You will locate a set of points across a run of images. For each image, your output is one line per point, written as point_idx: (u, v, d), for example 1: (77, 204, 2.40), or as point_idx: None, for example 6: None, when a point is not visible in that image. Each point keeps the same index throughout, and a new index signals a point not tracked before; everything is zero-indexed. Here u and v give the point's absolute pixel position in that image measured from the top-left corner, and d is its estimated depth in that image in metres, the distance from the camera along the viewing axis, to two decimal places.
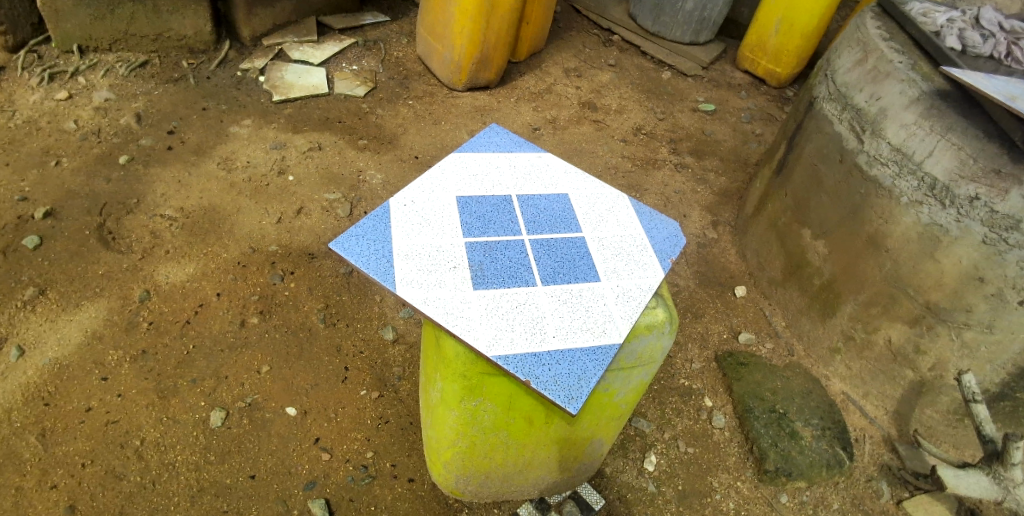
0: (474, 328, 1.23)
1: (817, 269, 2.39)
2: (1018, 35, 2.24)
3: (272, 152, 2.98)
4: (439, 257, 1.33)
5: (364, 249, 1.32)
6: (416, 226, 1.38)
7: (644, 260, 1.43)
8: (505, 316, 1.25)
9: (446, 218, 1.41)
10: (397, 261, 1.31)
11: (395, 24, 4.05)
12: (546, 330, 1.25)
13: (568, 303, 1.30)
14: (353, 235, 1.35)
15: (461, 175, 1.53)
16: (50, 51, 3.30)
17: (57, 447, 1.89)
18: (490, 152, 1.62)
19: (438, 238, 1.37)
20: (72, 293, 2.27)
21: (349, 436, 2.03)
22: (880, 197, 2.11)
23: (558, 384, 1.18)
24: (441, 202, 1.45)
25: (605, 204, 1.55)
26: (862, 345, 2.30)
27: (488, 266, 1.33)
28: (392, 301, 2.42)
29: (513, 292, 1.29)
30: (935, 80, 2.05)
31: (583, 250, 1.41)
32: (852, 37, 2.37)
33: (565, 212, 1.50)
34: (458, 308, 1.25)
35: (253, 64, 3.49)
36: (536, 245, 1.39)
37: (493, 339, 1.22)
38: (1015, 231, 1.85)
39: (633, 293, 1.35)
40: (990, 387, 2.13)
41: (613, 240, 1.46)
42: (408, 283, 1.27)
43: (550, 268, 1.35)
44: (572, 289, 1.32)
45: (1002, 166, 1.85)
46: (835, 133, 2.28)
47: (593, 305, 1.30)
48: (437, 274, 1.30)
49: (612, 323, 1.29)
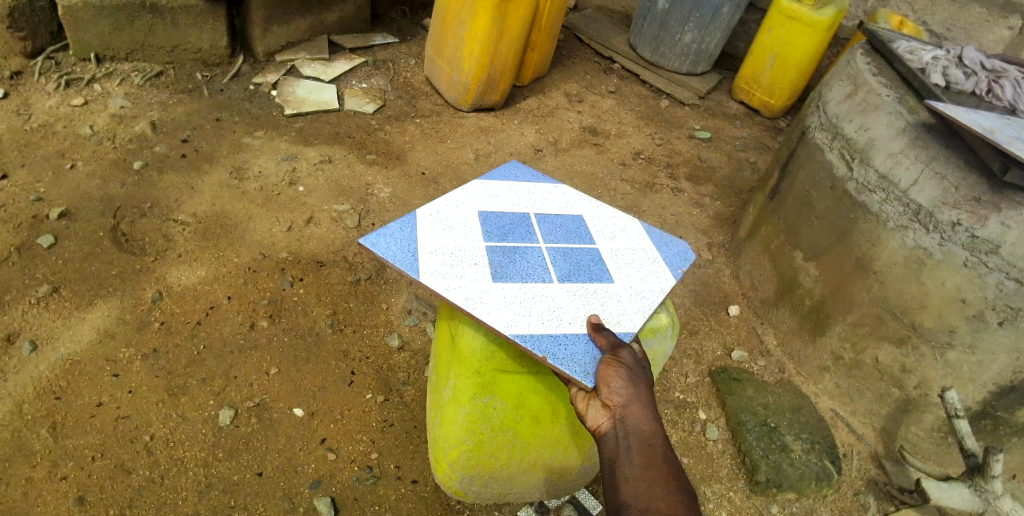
0: (493, 312, 1.31)
1: (807, 289, 2.49)
2: (998, 74, 2.41)
3: (283, 164, 3.07)
4: (461, 255, 1.41)
5: (390, 246, 1.40)
6: (439, 229, 1.47)
7: (656, 268, 1.52)
8: (524, 304, 1.34)
9: (468, 226, 1.50)
10: (421, 256, 1.39)
11: (404, 46, 4.19)
12: (563, 317, 1.33)
13: (583, 298, 1.39)
14: (380, 234, 1.43)
15: (482, 194, 1.63)
16: (68, 58, 3.40)
17: (68, 439, 1.93)
18: (510, 179, 1.72)
19: (461, 241, 1.45)
20: (85, 292, 2.33)
21: (354, 437, 2.08)
22: (868, 222, 2.23)
23: (575, 361, 1.26)
24: (463, 213, 1.54)
25: (617, 224, 1.65)
26: (850, 364, 2.39)
27: (507, 265, 1.42)
28: (397, 309, 2.50)
29: (531, 287, 1.38)
30: (919, 113, 2.18)
31: (597, 258, 1.51)
32: (842, 71, 2.51)
33: (579, 228, 1.60)
34: (479, 295, 1.33)
35: (266, 79, 3.60)
36: (553, 252, 1.49)
37: (511, 321, 1.30)
38: (994, 255, 1.97)
39: (645, 294, 1.44)
40: (973, 405, 2.21)
41: (626, 251, 1.55)
42: (431, 273, 1.35)
43: (565, 270, 1.45)
44: (587, 287, 1.41)
45: (981, 194, 1.97)
46: (826, 160, 2.41)
47: (607, 301, 1.39)
48: (458, 268, 1.38)
49: (626, 317, 1.37)
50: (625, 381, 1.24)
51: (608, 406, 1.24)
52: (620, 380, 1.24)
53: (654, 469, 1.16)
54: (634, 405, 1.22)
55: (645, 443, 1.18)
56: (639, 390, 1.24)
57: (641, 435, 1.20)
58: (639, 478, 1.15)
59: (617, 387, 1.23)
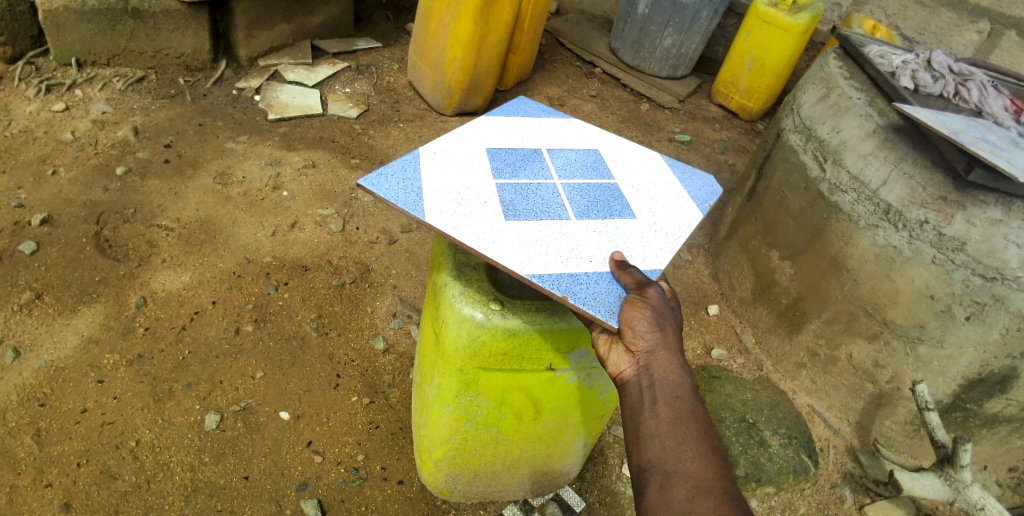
0: (507, 252, 1.28)
1: (784, 288, 2.55)
2: (964, 77, 2.49)
3: (267, 169, 3.08)
4: (469, 197, 1.39)
5: (392, 187, 1.35)
6: (445, 167, 1.46)
7: (681, 203, 1.56)
8: (539, 244, 1.32)
9: (475, 169, 1.48)
10: (427, 197, 1.35)
11: (387, 51, 4.21)
12: (581, 256, 1.32)
13: (602, 237, 1.38)
14: (382, 175, 1.38)
15: (491, 132, 1.64)
16: (48, 63, 3.39)
17: (53, 446, 1.93)
18: (520, 117, 1.75)
19: (468, 184, 1.43)
20: (69, 298, 2.33)
21: (340, 439, 2.10)
22: (840, 221, 2.29)
23: (598, 300, 1.23)
24: (472, 152, 1.55)
25: (632, 166, 1.66)
26: (826, 360, 2.45)
27: (518, 205, 1.40)
28: (382, 312, 2.52)
29: (547, 227, 1.36)
30: (889, 115, 2.25)
31: (615, 199, 1.51)
32: (816, 75, 2.59)
33: (593, 170, 1.60)
34: (490, 236, 1.31)
35: (249, 84, 3.60)
36: (567, 192, 1.49)
37: (527, 260, 1.28)
38: (960, 252, 2.04)
39: (672, 230, 1.46)
40: (944, 398, 2.28)
41: (643, 191, 1.56)
42: (438, 214, 1.31)
43: (583, 207, 1.46)
44: (606, 226, 1.41)
45: (946, 193, 2.04)
46: (800, 162, 2.47)
47: (630, 238, 1.41)
48: (468, 210, 1.35)
49: (652, 254, 1.38)
50: (651, 323, 1.20)
51: (632, 352, 1.22)
52: (646, 323, 1.20)
53: (682, 423, 1.15)
54: (660, 351, 1.20)
55: (673, 395, 1.17)
56: (666, 334, 1.21)
57: (668, 385, 1.18)
58: (666, 434, 1.14)
59: (643, 332, 1.20)
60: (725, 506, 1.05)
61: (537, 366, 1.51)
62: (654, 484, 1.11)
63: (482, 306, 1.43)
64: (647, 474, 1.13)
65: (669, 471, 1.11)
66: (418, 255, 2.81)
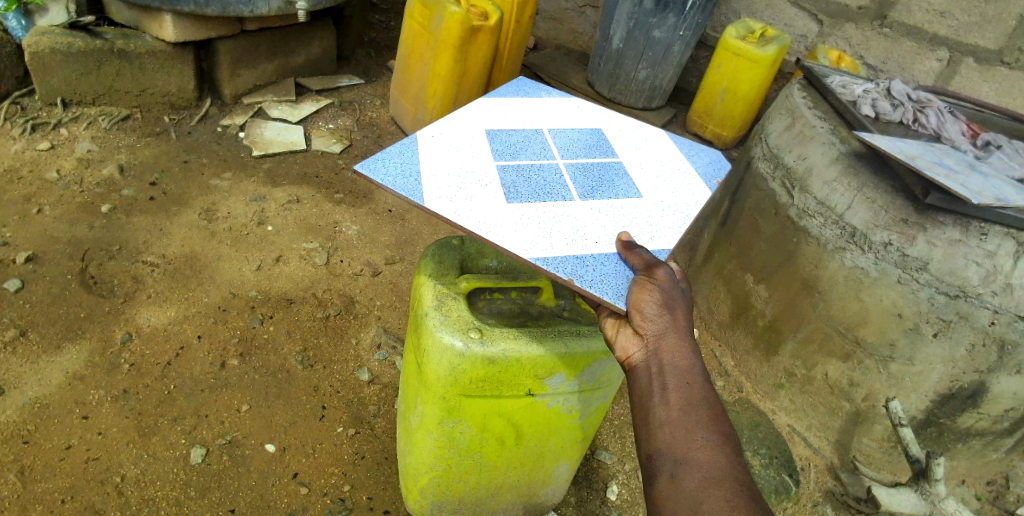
0: (510, 236, 1.34)
1: (759, 310, 2.62)
2: (922, 104, 2.61)
3: (252, 205, 3.12)
4: (470, 182, 1.46)
5: (390, 173, 1.41)
6: (446, 151, 1.54)
7: (689, 182, 1.67)
8: (545, 228, 1.39)
9: (474, 158, 1.56)
10: (427, 183, 1.41)
11: (369, 87, 4.31)
12: (586, 238, 1.39)
13: (605, 219, 1.47)
14: (381, 161, 1.44)
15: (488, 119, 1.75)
16: (34, 103, 3.43)
17: (36, 484, 1.92)
18: (512, 108, 1.83)
19: (468, 170, 1.50)
20: (53, 335, 2.33)
21: (327, 470, 2.11)
22: (810, 244, 2.38)
23: (604, 282, 1.29)
24: (471, 137, 1.64)
25: (633, 149, 1.77)
26: (803, 379, 2.52)
27: (517, 189, 1.48)
28: (367, 344, 2.55)
29: (549, 211, 1.44)
30: (851, 142, 2.36)
31: (620, 181, 1.61)
32: (781, 105, 2.71)
33: (593, 157, 1.69)
34: (492, 221, 1.37)
35: (233, 121, 3.67)
36: (572, 177, 1.58)
37: (531, 244, 1.34)
38: (924, 272, 2.11)
39: (679, 210, 1.56)
40: (918, 414, 2.34)
41: (647, 173, 1.67)
42: (439, 199, 1.38)
43: (586, 189, 1.56)
44: (610, 208, 1.50)
45: (908, 216, 2.13)
46: (770, 190, 2.56)
47: (635, 218, 1.50)
48: (469, 195, 1.42)
49: (659, 233, 1.46)
50: (659, 305, 1.26)
51: (642, 335, 1.27)
52: (654, 306, 1.26)
53: (692, 410, 1.19)
54: (669, 335, 1.25)
55: (685, 381, 1.21)
56: (675, 317, 1.26)
57: (678, 370, 1.23)
58: (676, 421, 1.18)
59: (651, 315, 1.25)
60: (738, 493, 1.08)
61: (517, 391, 1.55)
62: (664, 472, 1.15)
63: (462, 335, 1.47)
64: (658, 461, 1.16)
65: (680, 459, 1.14)
66: (402, 286, 2.85)
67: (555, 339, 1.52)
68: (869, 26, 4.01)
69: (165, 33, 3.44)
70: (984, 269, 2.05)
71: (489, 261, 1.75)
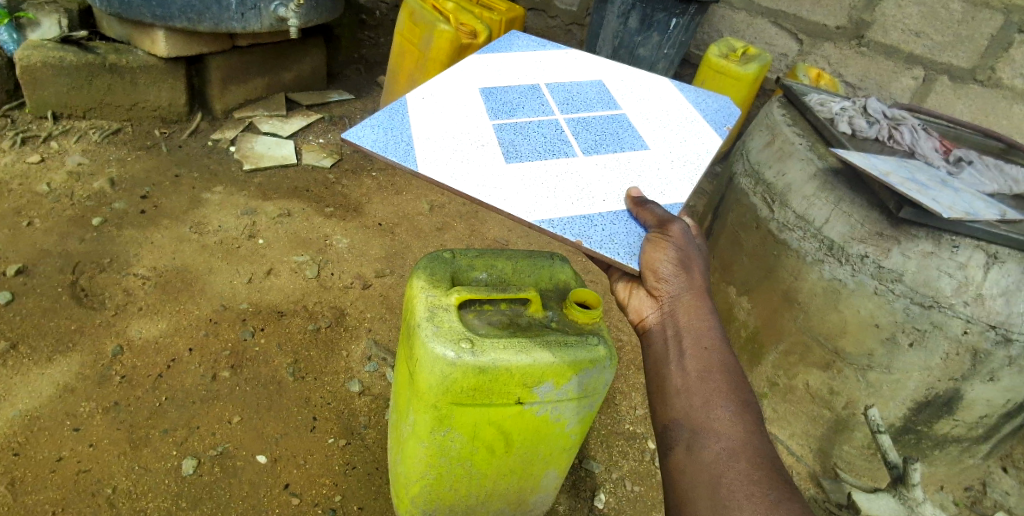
0: (510, 200, 1.45)
1: (742, 321, 2.69)
2: (897, 122, 2.71)
3: (243, 218, 3.14)
4: (466, 146, 1.58)
5: (384, 143, 1.50)
6: (436, 120, 1.64)
7: (700, 134, 1.87)
8: (551, 190, 1.52)
9: (469, 123, 1.67)
10: (419, 150, 1.51)
11: (359, 102, 4.37)
12: (594, 197, 1.53)
13: (610, 174, 1.61)
14: (371, 133, 1.53)
15: (471, 84, 1.85)
16: (24, 116, 3.45)
17: (27, 496, 1.92)
18: (498, 75, 1.95)
19: (464, 137, 1.61)
20: (44, 348, 2.34)
21: (317, 481, 2.13)
22: (790, 257, 2.45)
23: (615, 243, 1.42)
24: (460, 102, 1.74)
25: (638, 106, 1.95)
26: (785, 389, 2.59)
27: (514, 150, 1.61)
28: (357, 356, 2.58)
29: (548, 173, 1.57)
30: (828, 159, 2.45)
31: (628, 137, 1.78)
32: (762, 122, 2.80)
33: (591, 118, 1.83)
34: (490, 186, 1.48)
35: (224, 135, 3.70)
36: (577, 137, 1.73)
37: (533, 207, 1.45)
38: (899, 283, 2.18)
39: (689, 161, 1.74)
40: (896, 421, 2.41)
41: (654, 128, 1.84)
42: (432, 165, 1.48)
43: (589, 145, 1.70)
44: (616, 165, 1.65)
45: (882, 229, 2.21)
46: (751, 204, 2.64)
47: (644, 173, 1.65)
48: (467, 159, 1.54)
49: (670, 187, 1.62)
50: (675, 267, 1.44)
51: (657, 296, 1.48)
52: (672, 270, 1.45)
53: (708, 379, 1.35)
54: (686, 297, 1.46)
55: (703, 346, 1.40)
56: (688, 279, 1.46)
57: (695, 336, 1.42)
58: (693, 393, 1.34)
59: (668, 278, 1.45)
60: (754, 462, 1.22)
61: (507, 399, 1.59)
62: (681, 442, 1.30)
63: (453, 345, 1.52)
64: (675, 428, 1.32)
65: (697, 426, 1.30)
66: (392, 298, 2.88)
67: (543, 349, 1.56)
68: (847, 45, 4.13)
69: (157, 48, 3.48)
70: (956, 280, 2.13)
71: (478, 273, 1.80)
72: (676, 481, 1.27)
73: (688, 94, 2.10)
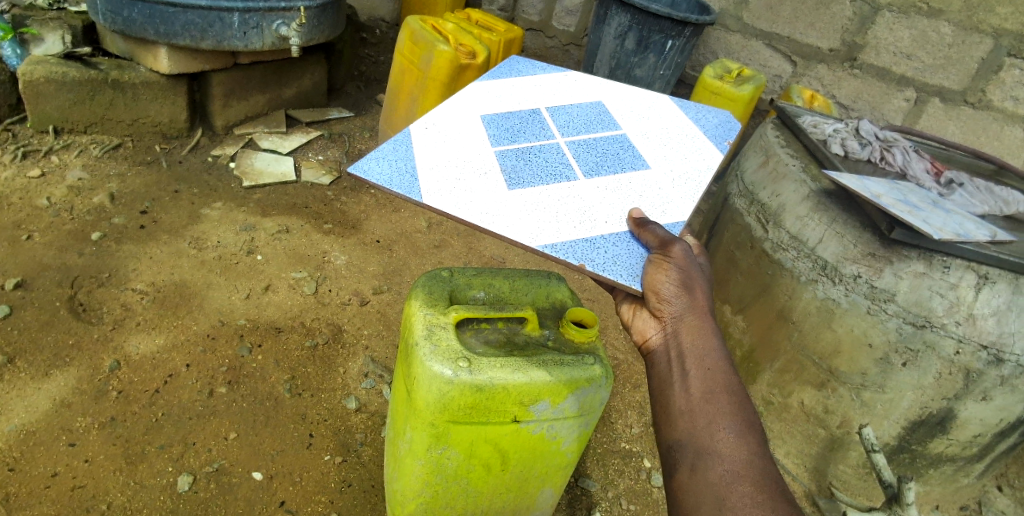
0: (513, 227, 1.47)
1: (737, 340, 2.71)
2: (889, 143, 2.75)
3: (241, 234, 3.16)
4: (469, 174, 1.61)
5: (386, 175, 1.53)
6: (438, 149, 1.67)
7: (701, 150, 1.91)
8: (554, 215, 1.54)
9: (471, 150, 1.70)
10: (422, 181, 1.54)
11: (359, 120, 4.42)
12: (597, 219, 1.55)
13: (611, 196, 1.64)
14: (373, 165, 1.56)
15: (472, 112, 1.88)
16: (25, 131, 3.48)
17: (21, 511, 1.91)
18: (497, 101, 1.99)
19: (466, 165, 1.64)
20: (41, 362, 2.34)
21: (313, 498, 2.12)
22: (784, 277, 2.48)
23: (619, 265, 1.44)
24: (460, 131, 1.77)
25: (638, 125, 1.99)
26: (780, 407, 2.60)
27: (517, 176, 1.64)
28: (354, 372, 2.58)
29: (551, 198, 1.60)
30: (822, 181, 2.50)
31: (630, 157, 1.81)
32: (756, 144, 2.85)
33: (591, 140, 1.86)
34: (493, 213, 1.50)
35: (224, 151, 3.74)
36: (579, 159, 1.76)
37: (536, 233, 1.48)
38: (892, 302, 2.21)
39: (691, 178, 1.78)
40: (890, 440, 2.42)
41: (655, 147, 1.88)
42: (436, 195, 1.50)
43: (591, 168, 1.73)
44: (618, 186, 1.68)
45: (875, 249, 2.25)
46: (746, 224, 2.67)
47: (646, 192, 1.68)
48: (469, 186, 1.56)
49: (672, 206, 1.65)
50: (677, 288, 1.47)
51: (661, 317, 1.51)
52: (675, 291, 1.47)
53: (712, 399, 1.37)
54: (689, 317, 1.48)
55: (706, 366, 1.41)
56: (690, 299, 1.48)
57: (698, 356, 1.44)
58: (696, 413, 1.36)
59: (671, 299, 1.47)
60: (757, 485, 1.23)
61: (504, 417, 1.60)
62: (684, 463, 1.32)
63: (451, 363, 1.53)
64: (678, 449, 1.34)
65: (701, 447, 1.31)
66: (389, 315, 2.90)
67: (540, 368, 1.58)
68: (840, 67, 4.20)
69: (160, 65, 3.53)
70: (948, 300, 2.16)
71: (477, 292, 1.82)
72: (681, 503, 1.29)
73: (688, 111, 2.14)
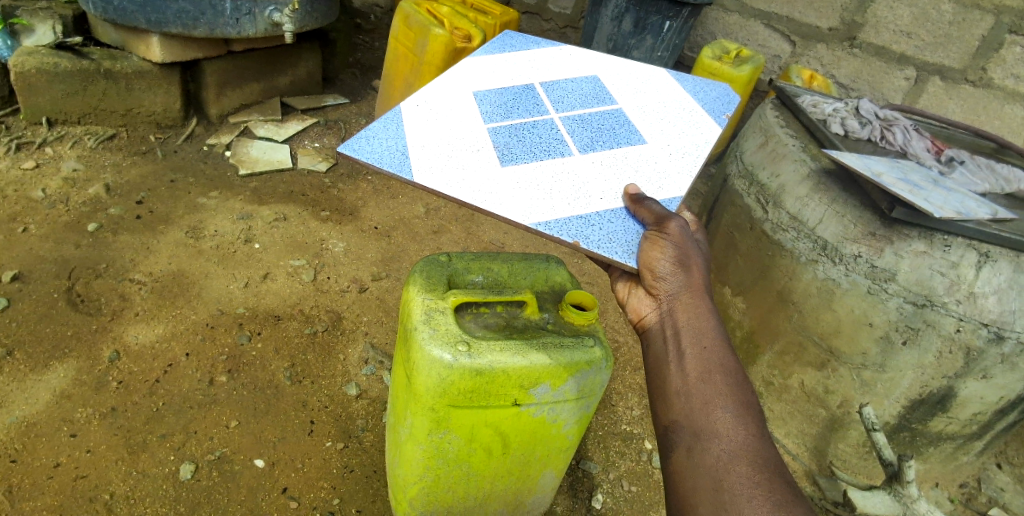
0: (506, 204, 1.46)
1: (737, 321, 2.71)
2: (889, 122, 2.72)
3: (239, 222, 3.15)
4: (462, 151, 1.59)
5: (377, 154, 1.51)
6: (430, 127, 1.65)
7: (698, 124, 1.89)
8: (548, 192, 1.53)
9: (463, 128, 1.68)
10: (413, 159, 1.52)
11: (354, 106, 4.38)
12: (592, 195, 1.54)
13: (607, 172, 1.63)
14: (363, 144, 1.54)
15: (465, 89, 1.86)
16: (18, 122, 3.45)
17: (24, 502, 1.92)
18: (491, 77, 1.96)
19: (458, 142, 1.62)
20: (40, 354, 2.34)
21: (316, 485, 2.13)
22: (784, 258, 2.47)
23: (614, 242, 1.43)
24: (453, 108, 1.75)
25: (635, 99, 1.96)
26: (780, 388, 2.61)
27: (510, 153, 1.62)
28: (355, 359, 2.58)
29: (544, 174, 1.58)
30: (821, 160, 2.48)
31: (625, 131, 1.79)
32: (755, 124, 2.83)
33: (587, 115, 1.84)
34: (486, 190, 1.49)
35: (220, 140, 3.71)
36: (574, 135, 1.74)
37: (529, 210, 1.46)
38: (891, 282, 2.20)
39: (689, 152, 1.76)
40: (891, 419, 2.42)
41: (652, 121, 1.86)
42: (427, 174, 1.49)
43: (586, 143, 1.72)
44: (614, 162, 1.67)
45: (875, 229, 2.23)
46: (745, 205, 2.65)
47: (642, 168, 1.66)
48: (461, 164, 1.55)
49: (669, 181, 1.63)
50: (672, 265, 1.46)
51: (658, 295, 1.50)
52: (671, 268, 1.47)
53: (709, 378, 1.36)
54: (685, 296, 1.48)
55: (703, 346, 1.41)
56: (686, 276, 1.48)
57: (696, 334, 1.44)
58: (693, 393, 1.36)
59: (668, 277, 1.47)
60: (754, 465, 1.22)
61: (504, 401, 1.60)
62: (682, 444, 1.31)
63: (450, 348, 1.52)
64: (676, 429, 1.34)
65: (698, 429, 1.31)
66: (388, 302, 2.89)
67: (539, 351, 1.57)
68: (839, 46, 4.16)
69: (153, 54, 3.49)
70: (948, 279, 2.15)
71: (474, 276, 1.81)
72: (679, 483, 1.29)
73: (686, 84, 2.11)
